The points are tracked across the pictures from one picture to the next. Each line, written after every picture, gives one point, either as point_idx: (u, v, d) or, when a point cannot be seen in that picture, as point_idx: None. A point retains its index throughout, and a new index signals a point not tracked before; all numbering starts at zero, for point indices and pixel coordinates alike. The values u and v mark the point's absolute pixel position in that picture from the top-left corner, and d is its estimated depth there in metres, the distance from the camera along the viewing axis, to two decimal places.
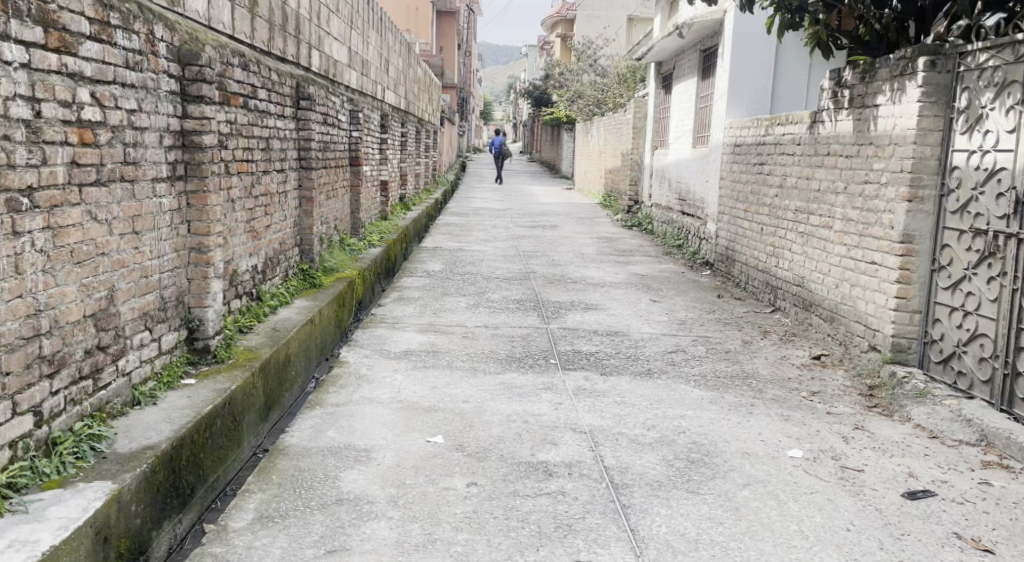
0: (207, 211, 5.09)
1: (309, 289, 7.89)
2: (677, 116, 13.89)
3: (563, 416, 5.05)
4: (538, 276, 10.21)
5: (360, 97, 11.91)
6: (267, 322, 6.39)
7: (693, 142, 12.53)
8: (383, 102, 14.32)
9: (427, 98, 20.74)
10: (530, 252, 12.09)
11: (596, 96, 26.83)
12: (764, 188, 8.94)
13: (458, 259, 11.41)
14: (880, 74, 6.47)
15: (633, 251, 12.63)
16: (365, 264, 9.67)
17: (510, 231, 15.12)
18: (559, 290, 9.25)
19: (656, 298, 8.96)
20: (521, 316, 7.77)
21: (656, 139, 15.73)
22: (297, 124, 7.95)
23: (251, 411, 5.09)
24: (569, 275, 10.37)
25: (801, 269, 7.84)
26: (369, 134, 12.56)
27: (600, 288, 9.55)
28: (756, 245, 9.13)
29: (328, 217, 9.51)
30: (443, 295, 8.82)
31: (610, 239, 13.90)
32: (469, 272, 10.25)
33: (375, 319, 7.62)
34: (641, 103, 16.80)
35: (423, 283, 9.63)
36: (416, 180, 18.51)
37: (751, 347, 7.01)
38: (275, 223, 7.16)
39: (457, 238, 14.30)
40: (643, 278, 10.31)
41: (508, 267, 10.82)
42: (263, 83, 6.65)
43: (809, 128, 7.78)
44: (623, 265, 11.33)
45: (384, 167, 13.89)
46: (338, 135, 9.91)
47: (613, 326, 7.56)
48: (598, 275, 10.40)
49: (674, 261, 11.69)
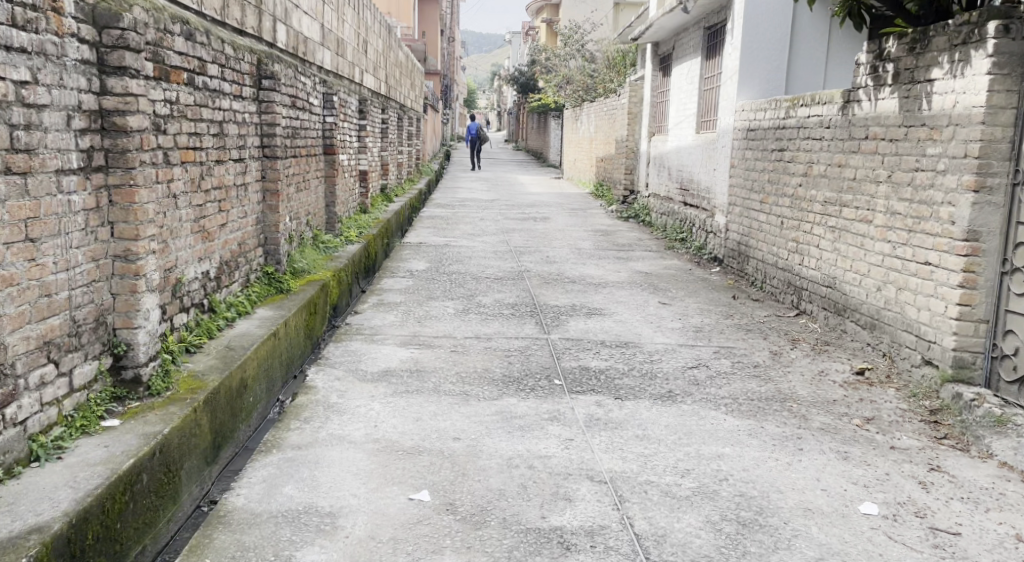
0: (135, 210, 4.13)
1: (274, 295, 6.95)
2: (677, 99, 12.97)
3: (576, 459, 4.14)
4: (532, 276, 9.27)
5: (336, 79, 10.95)
6: (220, 339, 5.45)
7: (696, 127, 11.62)
8: (361, 86, 13.37)
9: (410, 84, 19.78)
10: (521, 248, 11.15)
11: (585, 82, 25.86)
12: (784, 178, 8.03)
13: (445, 256, 10.47)
14: (935, 43, 5.56)
15: (632, 245, 11.70)
16: (339, 266, 8.73)
17: (499, 224, 14.17)
18: (557, 293, 8.32)
19: (666, 301, 8.04)
20: (517, 325, 6.85)
21: (654, 125, 14.82)
22: (259, 107, 7.00)
23: (191, 456, 4.15)
24: (566, 274, 9.44)
25: (832, 268, 6.92)
26: (346, 120, 11.60)
27: (602, 289, 8.63)
28: (775, 241, 8.23)
29: (298, 212, 8.55)
30: (428, 300, 7.88)
31: (606, 233, 12.99)
32: (457, 272, 9.31)
33: (350, 331, 6.66)
34: (637, 87, 15.89)
35: (406, 284, 8.68)
36: (398, 170, 17.53)
37: (782, 361, 6.09)
38: (232, 221, 6.20)
39: (442, 232, 13.35)
40: (647, 277, 9.39)
41: (499, 265, 9.88)
42: (213, 57, 5.71)
43: (842, 109, 6.87)
44: (624, 261, 10.42)
45: (362, 156, 12.99)
46: (308, 122, 8.96)
47: (622, 336, 6.64)
48: (598, 274, 9.47)
49: (679, 256, 10.77)
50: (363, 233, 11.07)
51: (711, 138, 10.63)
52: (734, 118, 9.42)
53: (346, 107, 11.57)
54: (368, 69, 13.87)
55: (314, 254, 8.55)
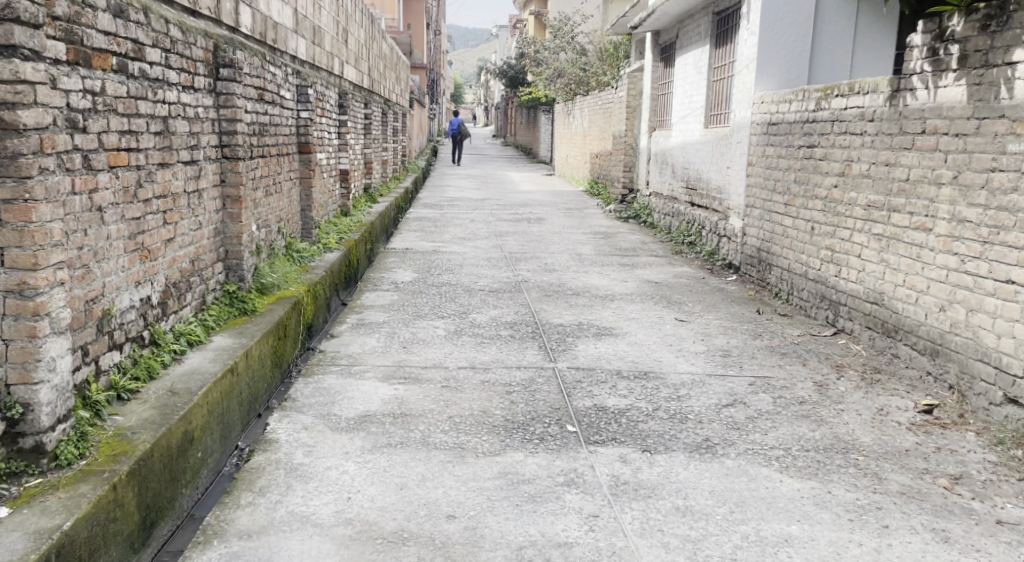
0: (33, 232, 3.32)
1: (236, 318, 6.02)
2: (681, 91, 12.06)
3: (605, 548, 3.32)
4: (531, 288, 8.34)
5: (311, 71, 10.02)
6: (162, 379, 4.53)
7: (705, 121, 10.71)
8: (341, 79, 12.43)
9: (394, 77, 18.81)
10: (517, 255, 10.22)
11: (578, 75, 24.89)
12: (815, 178, 7.13)
13: (434, 264, 9.55)
14: (1016, 20, 4.67)
15: (637, 250, 10.81)
16: (313, 280, 7.82)
17: (491, 226, 13.24)
18: (560, 309, 7.40)
19: (683, 318, 7.12)
20: (518, 352, 5.95)
21: (654, 119, 13.95)
22: (216, 100, 6.09)
23: (107, 549, 3.28)
24: (568, 285, 8.51)
25: (879, 283, 6.02)
26: (324, 115, 10.68)
27: (609, 303, 7.71)
28: (802, 247, 7.34)
29: (266, 219, 7.60)
30: (415, 319, 6.96)
31: (606, 236, 12.09)
32: (447, 283, 8.41)
33: (323, 360, 5.73)
34: (636, 79, 14.96)
35: (390, 299, 7.75)
36: (382, 167, 16.55)
37: (831, 395, 5.18)
38: (181, 235, 5.27)
39: (431, 236, 12.42)
40: (658, 288, 8.46)
41: (493, 275, 8.95)
42: (152, 41, 4.82)
43: (888, 99, 5.97)
44: (630, 269, 9.52)
45: (343, 154, 12.09)
46: (277, 117, 8.03)
47: (640, 364, 5.72)
48: (603, 285, 8.55)
49: (689, 262, 9.86)
50: (342, 240, 10.16)
51: (723, 133, 9.71)
52: (752, 110, 8.51)
53: (324, 102, 10.68)
54: (349, 61, 12.92)
55: (285, 267, 7.62)
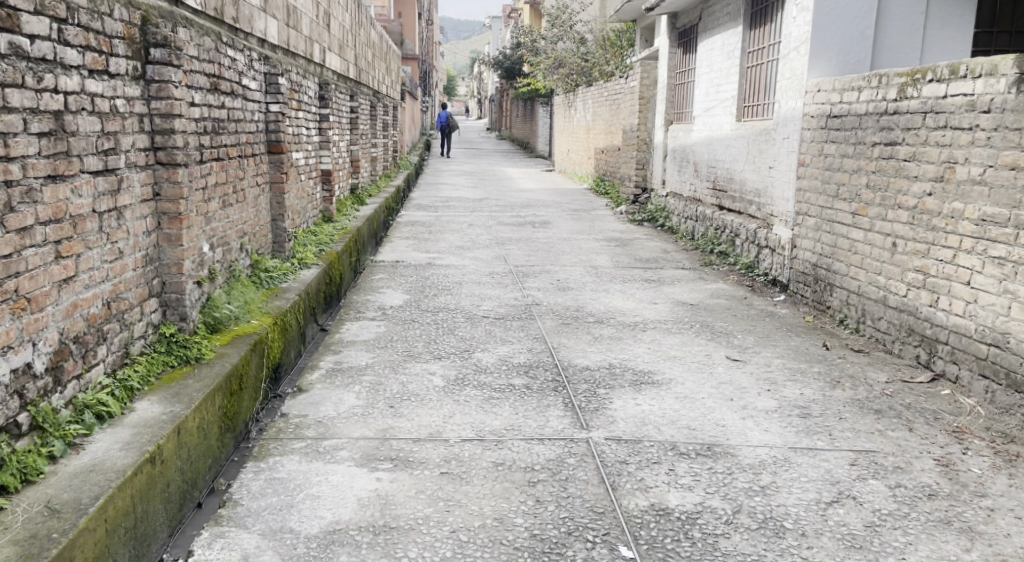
0: None
1: (171, 372, 4.66)
2: (704, 80, 10.75)
3: None
4: (544, 315, 6.98)
5: (283, 58, 8.67)
6: (41, 484, 3.32)
7: (737, 113, 9.37)
8: (323, 68, 11.07)
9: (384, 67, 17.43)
10: (524, 269, 8.88)
11: (579, 65, 23.45)
12: (898, 183, 5.79)
13: (430, 282, 8.22)
14: None
15: (661, 261, 9.49)
16: (281, 309, 6.47)
17: (492, 233, 11.89)
18: (582, 345, 6.04)
19: (736, 356, 5.76)
20: (539, 415, 4.59)
21: (672, 111, 12.63)
22: (146, 88, 4.74)
23: None
24: (589, 311, 7.15)
25: (1002, 320, 4.73)
26: (299, 108, 9.32)
27: (642, 334, 6.35)
28: (879, 267, 6.01)
29: (221, 235, 6.23)
30: (406, 362, 5.61)
31: (622, 244, 10.75)
32: (446, 309, 7.09)
33: (282, 430, 4.36)
34: (649, 68, 13.60)
35: (377, 332, 6.39)
36: (371, 165, 15.18)
37: (967, 483, 3.84)
38: (87, 270, 3.94)
39: (425, 244, 11.07)
40: (696, 312, 7.10)
41: (498, 297, 7.61)
42: (34, 5, 3.55)
43: (1015, 85, 4.71)
44: (657, 286, 8.20)
45: (325, 152, 10.76)
46: (235, 112, 6.67)
47: (699, 433, 4.36)
48: (630, 309, 7.20)
49: (723, 277, 8.51)
50: (320, 254, 8.84)
51: (762, 127, 8.36)
52: (805, 100, 7.18)
53: (299, 93, 9.34)
54: (332, 47, 11.53)
55: (245, 297, 6.27)
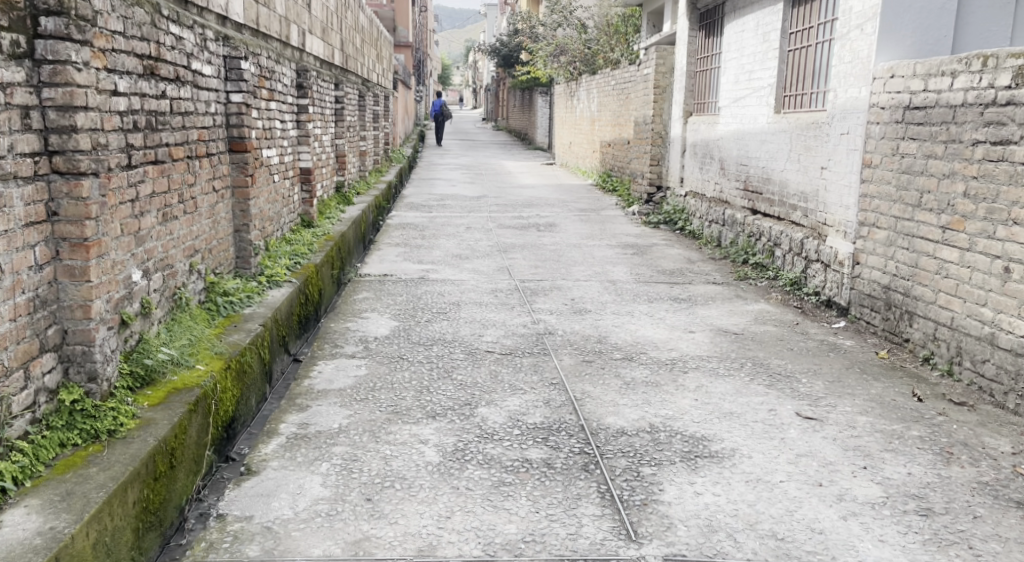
0: None
1: (68, 458, 3.50)
2: (730, 67, 9.54)
3: None
4: (561, 350, 5.79)
5: (250, 41, 7.47)
6: None
7: (774, 105, 8.17)
8: (303, 53, 9.86)
9: (375, 55, 16.18)
10: (532, 287, 7.72)
11: (581, 52, 22.24)
12: (1012, 193, 4.61)
13: (425, 304, 7.03)
14: None
15: (688, 274, 8.30)
16: (237, 346, 5.32)
17: (493, 239, 10.70)
18: (613, 396, 4.83)
19: (809, 411, 4.54)
20: (569, 517, 3.40)
21: (691, 102, 11.43)
22: (36, 71, 3.57)
23: None
24: (613, 343, 5.93)
25: None
26: (270, 97, 8.11)
27: (684, 379, 5.13)
28: (982, 297, 4.82)
29: (156, 259, 5.04)
30: (391, 424, 4.42)
31: (640, 252, 9.59)
32: (444, 343, 5.91)
33: (210, 547, 3.24)
34: (665, 54, 12.28)
35: (356, 377, 5.19)
36: (360, 160, 13.94)
37: None
38: None
39: (418, 252, 9.86)
40: (743, 344, 5.87)
41: (504, 325, 6.44)
42: None
43: None
44: (689, 308, 6.98)
45: (303, 148, 9.58)
46: (176, 104, 5.50)
47: (791, 549, 3.21)
48: (662, 340, 5.98)
49: (765, 296, 7.30)
50: (295, 269, 7.69)
51: (810, 120, 7.17)
52: (871, 90, 5.98)
53: (269, 81, 8.14)
54: (313, 30, 10.31)
55: (188, 336, 5.11)
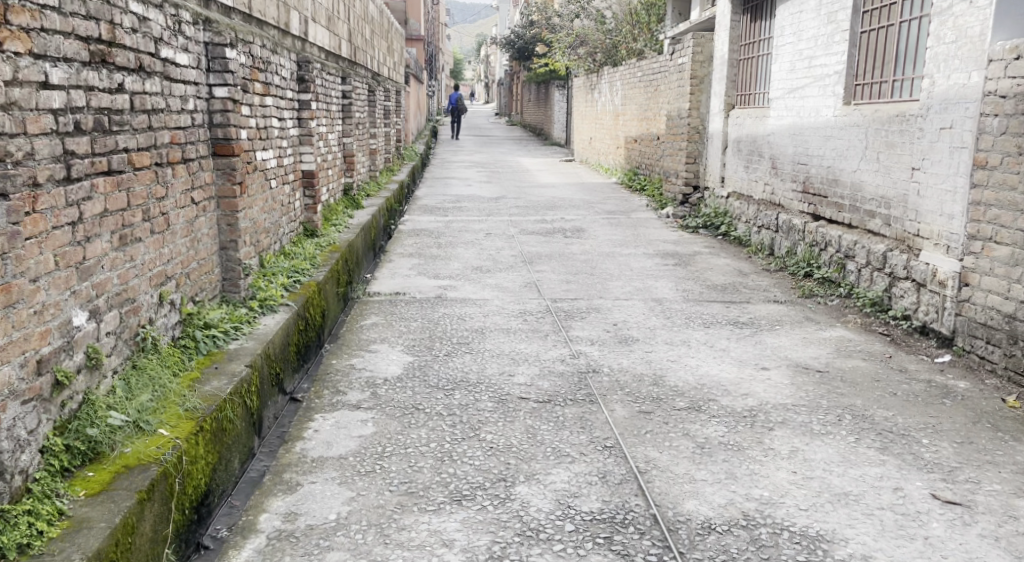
0: None
1: None
2: (783, 54, 8.49)
3: None
4: (611, 397, 4.74)
5: (240, 27, 6.47)
6: None
7: (843, 97, 7.12)
8: (306, 42, 8.85)
9: (386, 46, 15.12)
10: (567, 310, 6.68)
11: (603, 42, 20.99)
12: None
13: (445, 335, 6.02)
14: None
15: (744, 291, 7.23)
16: (215, 398, 4.32)
17: (516, 248, 9.67)
18: (687, 467, 3.78)
19: (949, 493, 3.50)
20: None
21: (733, 94, 10.36)
22: None
23: None
24: (672, 386, 4.88)
25: None
26: (264, 90, 7.10)
27: (772, 440, 4.07)
28: None
29: (110, 295, 4.06)
30: (405, 512, 3.45)
31: (682, 263, 8.54)
32: (470, 388, 4.90)
33: None
34: (702, 41, 11.18)
35: (361, 439, 4.18)
36: (370, 160, 12.91)
37: None
38: None
39: (434, 264, 8.85)
40: (834, 386, 4.80)
41: (538, 361, 5.41)
42: None
43: None
44: (754, 335, 5.92)
45: (305, 148, 8.58)
46: (138, 99, 4.51)
47: None
48: (732, 381, 4.91)
49: (841, 319, 6.23)
50: (294, 288, 6.66)
51: (897, 113, 6.11)
52: (987, 75, 4.95)
53: (264, 73, 7.13)
54: (318, 17, 9.31)
55: (151, 391, 4.11)
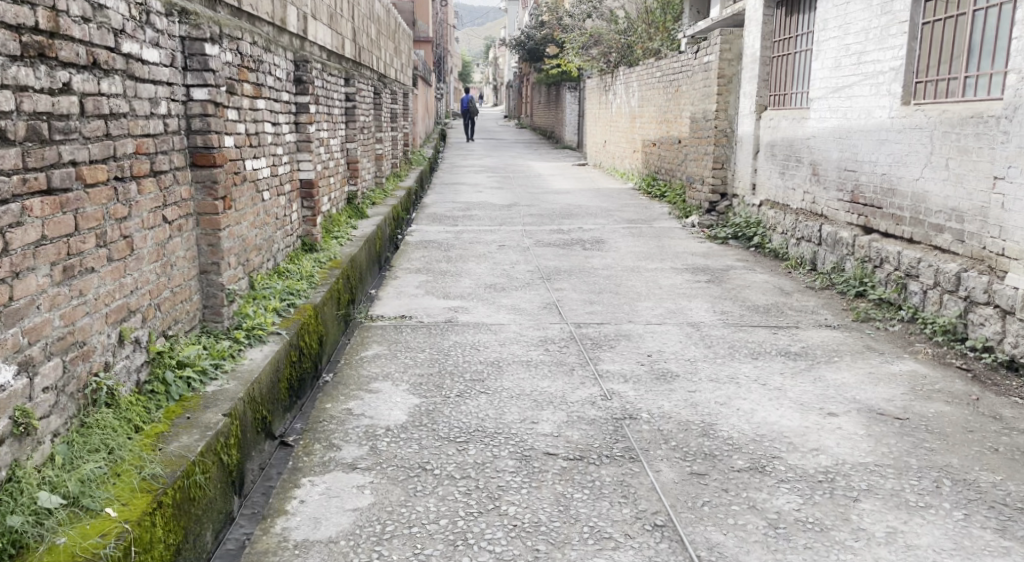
0: None
1: None
2: (827, 49, 7.74)
3: None
4: (655, 453, 3.99)
5: (227, 21, 5.73)
6: None
7: (902, 96, 6.38)
8: (305, 40, 8.11)
9: (393, 47, 14.38)
10: (594, 339, 5.93)
11: (617, 42, 19.91)
12: None
13: (457, 370, 5.27)
14: None
15: (791, 314, 6.46)
16: (181, 460, 3.57)
17: (532, 262, 8.92)
18: (760, 557, 3.11)
19: None
20: None
21: (766, 94, 9.60)
22: None
23: None
24: (726, 438, 4.12)
25: None
26: (255, 92, 6.36)
27: (859, 514, 3.34)
28: None
29: (49, 342, 3.36)
30: None
31: (716, 280, 7.77)
32: (489, 442, 4.15)
33: None
34: (731, 38, 10.36)
35: (355, 516, 3.45)
36: (376, 165, 12.17)
37: None
38: None
39: (445, 281, 8.10)
40: (920, 438, 4.04)
41: (565, 404, 4.66)
42: None
43: None
44: (812, 369, 5.15)
45: (303, 155, 7.84)
46: (90, 102, 3.77)
47: None
48: (797, 432, 4.15)
49: (908, 350, 5.47)
50: (287, 312, 5.91)
51: (975, 113, 5.41)
52: None
53: (255, 73, 6.40)
54: (319, 14, 8.58)
55: (100, 457, 3.38)
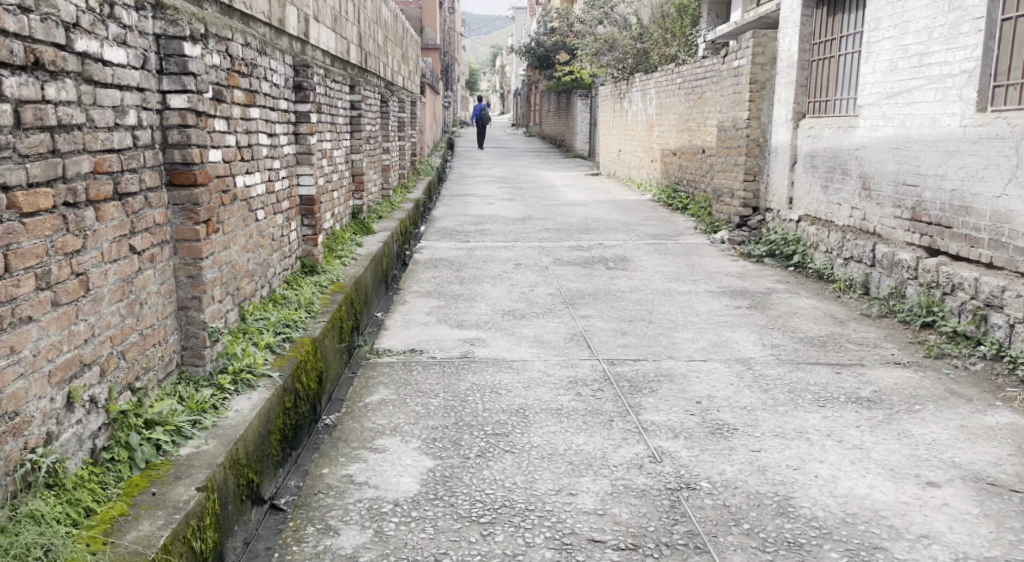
0: None
1: None
2: (879, 51, 7.01)
3: None
4: (728, 540, 3.29)
5: (214, 19, 5.01)
6: None
7: (977, 102, 5.66)
8: (306, 42, 7.40)
9: (399, 53, 13.62)
10: (631, 379, 5.18)
11: (633, 48, 19.21)
12: None
13: (477, 421, 4.53)
14: None
15: (852, 348, 5.70)
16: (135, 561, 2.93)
17: (553, 283, 8.18)
18: None
19: None
20: None
21: (804, 100, 8.86)
22: None
23: None
24: (810, 519, 3.40)
25: None
26: (248, 98, 5.64)
27: None
28: None
29: None
30: None
31: (759, 306, 7.01)
32: (524, 523, 3.42)
33: None
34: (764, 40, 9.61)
35: None
36: (382, 177, 11.44)
37: None
38: None
39: (458, 306, 7.37)
40: None
41: (609, 467, 3.92)
42: None
43: None
44: (893, 420, 4.40)
45: (304, 169, 7.07)
46: (31, 111, 3.11)
47: None
48: (897, 512, 3.43)
49: (1001, 396, 4.74)
50: (281, 350, 5.14)
51: None
52: None
53: (248, 77, 5.67)
54: (322, 15, 7.89)
55: None
